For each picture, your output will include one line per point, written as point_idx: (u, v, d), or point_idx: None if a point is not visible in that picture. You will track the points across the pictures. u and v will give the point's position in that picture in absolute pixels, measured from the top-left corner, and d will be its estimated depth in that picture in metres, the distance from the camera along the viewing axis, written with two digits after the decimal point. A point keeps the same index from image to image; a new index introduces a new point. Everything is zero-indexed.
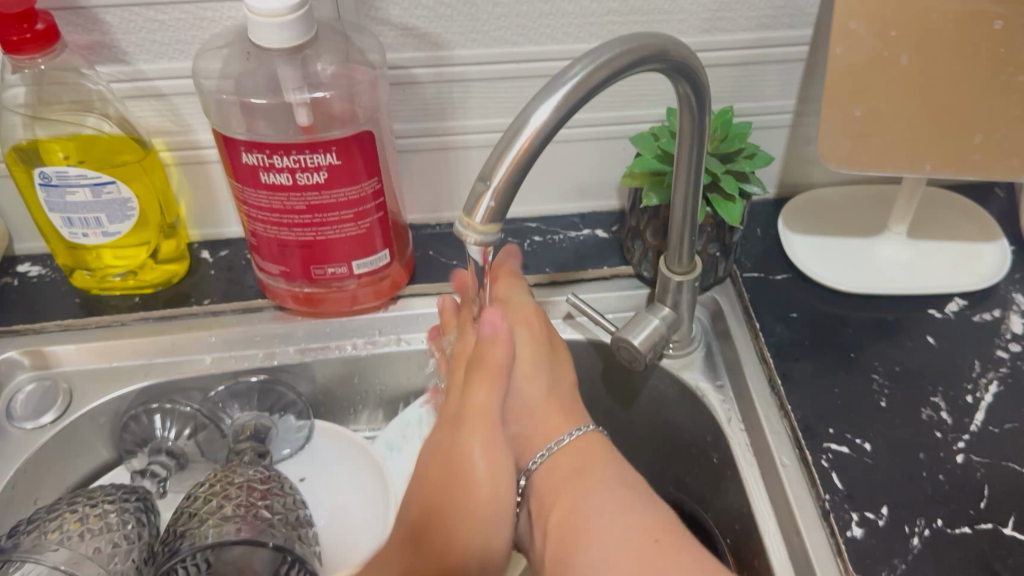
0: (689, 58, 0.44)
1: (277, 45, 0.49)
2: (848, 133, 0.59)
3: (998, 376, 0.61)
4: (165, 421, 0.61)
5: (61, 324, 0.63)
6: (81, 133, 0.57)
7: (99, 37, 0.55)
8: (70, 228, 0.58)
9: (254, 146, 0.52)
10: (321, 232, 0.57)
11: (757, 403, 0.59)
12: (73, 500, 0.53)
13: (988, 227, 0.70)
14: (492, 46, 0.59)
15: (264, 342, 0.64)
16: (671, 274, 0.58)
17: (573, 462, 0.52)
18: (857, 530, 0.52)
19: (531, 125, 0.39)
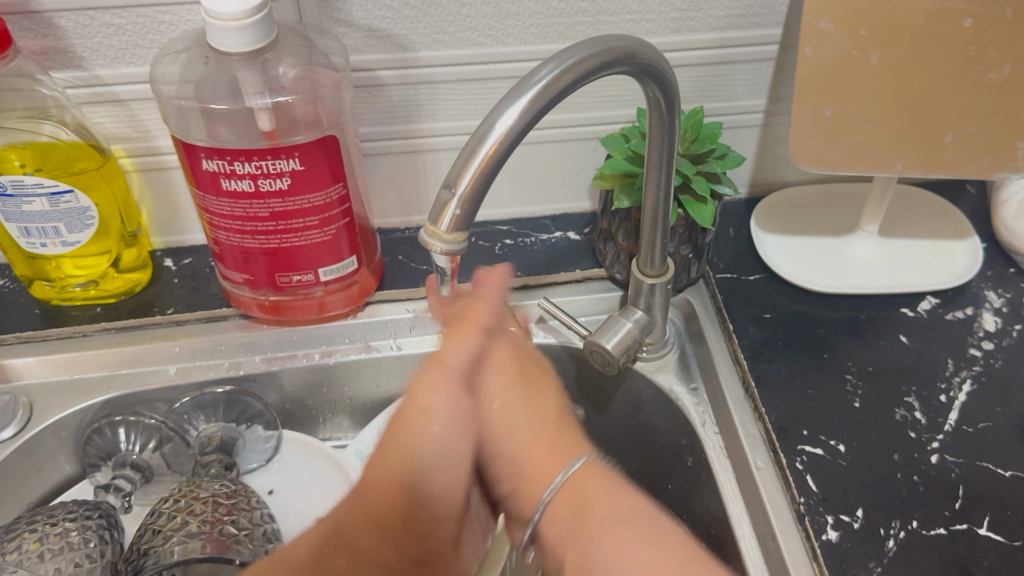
0: (657, 58, 0.43)
1: (236, 50, 0.48)
2: (818, 133, 0.58)
3: (971, 374, 0.61)
4: (130, 435, 0.60)
5: (20, 336, 0.62)
6: (37, 141, 0.55)
7: (53, 42, 0.53)
8: (27, 238, 0.57)
9: (215, 152, 0.50)
10: (285, 239, 0.55)
11: (732, 406, 0.59)
12: (33, 519, 0.52)
13: (959, 225, 0.70)
14: (458, 47, 0.58)
15: (229, 351, 0.63)
16: (643, 278, 0.58)
17: (578, 502, 0.47)
18: (833, 534, 0.51)
19: (495, 132, 0.38)
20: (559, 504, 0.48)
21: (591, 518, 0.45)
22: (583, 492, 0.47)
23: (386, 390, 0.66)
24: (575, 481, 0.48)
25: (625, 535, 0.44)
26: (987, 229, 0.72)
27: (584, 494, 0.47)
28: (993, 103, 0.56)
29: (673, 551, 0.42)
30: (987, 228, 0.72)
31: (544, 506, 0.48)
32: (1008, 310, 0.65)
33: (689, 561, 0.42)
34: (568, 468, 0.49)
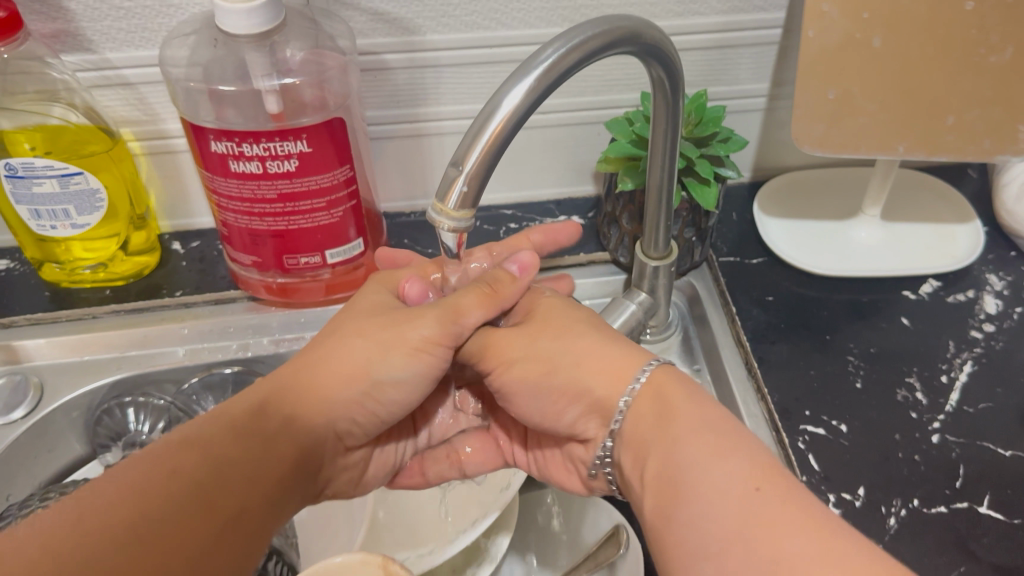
0: (662, 39, 0.43)
1: (245, 32, 0.48)
2: (821, 115, 0.59)
3: (972, 356, 0.61)
4: (139, 416, 0.60)
5: (31, 319, 0.62)
6: (47, 123, 0.56)
7: (63, 25, 0.54)
8: (37, 220, 0.57)
9: (223, 134, 0.51)
10: (292, 221, 0.56)
11: (735, 387, 0.60)
12: (45, 496, 0.52)
13: (961, 209, 0.70)
14: (463, 31, 0.58)
15: (237, 333, 0.64)
16: (647, 260, 0.58)
17: (660, 407, 0.39)
18: (834, 511, 0.52)
19: (502, 110, 0.38)
20: (639, 408, 0.40)
21: (673, 418, 0.38)
22: (662, 390, 0.40)
23: None
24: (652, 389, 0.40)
25: (710, 437, 0.37)
26: (988, 213, 0.72)
27: (664, 393, 0.40)
28: (994, 86, 0.56)
29: (758, 459, 0.35)
30: (989, 213, 0.72)
31: (623, 410, 0.41)
32: (1009, 293, 0.66)
33: (775, 473, 0.35)
34: (645, 366, 0.41)
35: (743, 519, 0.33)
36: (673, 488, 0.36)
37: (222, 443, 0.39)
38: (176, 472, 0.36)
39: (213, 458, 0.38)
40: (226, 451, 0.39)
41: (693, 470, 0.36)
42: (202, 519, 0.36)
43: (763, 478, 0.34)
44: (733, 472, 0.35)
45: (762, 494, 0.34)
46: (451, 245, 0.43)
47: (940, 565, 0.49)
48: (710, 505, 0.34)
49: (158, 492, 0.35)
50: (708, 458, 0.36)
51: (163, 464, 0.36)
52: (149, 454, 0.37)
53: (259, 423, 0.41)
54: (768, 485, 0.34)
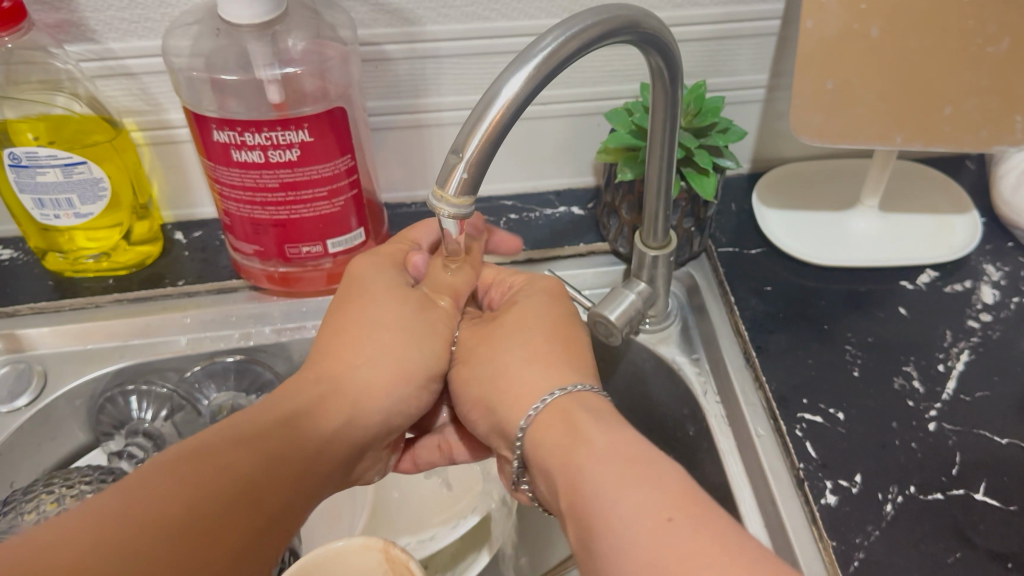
0: (661, 28, 0.44)
1: (247, 21, 0.49)
2: (819, 105, 0.59)
3: (969, 345, 0.62)
4: (142, 404, 0.61)
5: (35, 308, 0.63)
6: (50, 113, 0.56)
7: (67, 16, 0.54)
8: (41, 209, 0.58)
9: (225, 123, 0.51)
10: (294, 210, 0.56)
11: (733, 375, 0.60)
12: (50, 482, 0.53)
13: (958, 200, 0.70)
14: (464, 22, 0.58)
15: (239, 322, 0.64)
16: (647, 250, 0.59)
17: (571, 435, 0.41)
18: (831, 498, 0.52)
19: (502, 97, 0.38)
20: (547, 437, 0.42)
21: (582, 450, 0.39)
22: (574, 418, 0.41)
23: None
24: (565, 413, 0.42)
25: (620, 465, 0.38)
26: (986, 205, 0.73)
27: (577, 424, 0.41)
28: (992, 77, 0.57)
29: (670, 487, 0.36)
30: (987, 204, 0.73)
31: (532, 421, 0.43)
32: (1006, 283, 0.66)
33: (688, 499, 0.35)
34: (557, 391, 0.43)
35: (655, 548, 0.33)
36: (589, 517, 0.37)
37: (269, 442, 0.40)
38: (228, 471, 0.38)
39: (264, 458, 0.39)
40: (276, 450, 0.40)
41: (602, 503, 0.36)
42: (239, 509, 0.37)
43: (675, 508, 0.34)
44: (644, 504, 0.35)
45: (670, 523, 0.34)
46: (452, 228, 0.43)
47: (936, 551, 0.50)
48: (626, 530, 0.35)
49: (202, 478, 0.36)
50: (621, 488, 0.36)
51: (213, 461, 0.38)
52: (200, 447, 0.38)
53: (302, 422, 0.42)
54: (680, 516, 0.34)
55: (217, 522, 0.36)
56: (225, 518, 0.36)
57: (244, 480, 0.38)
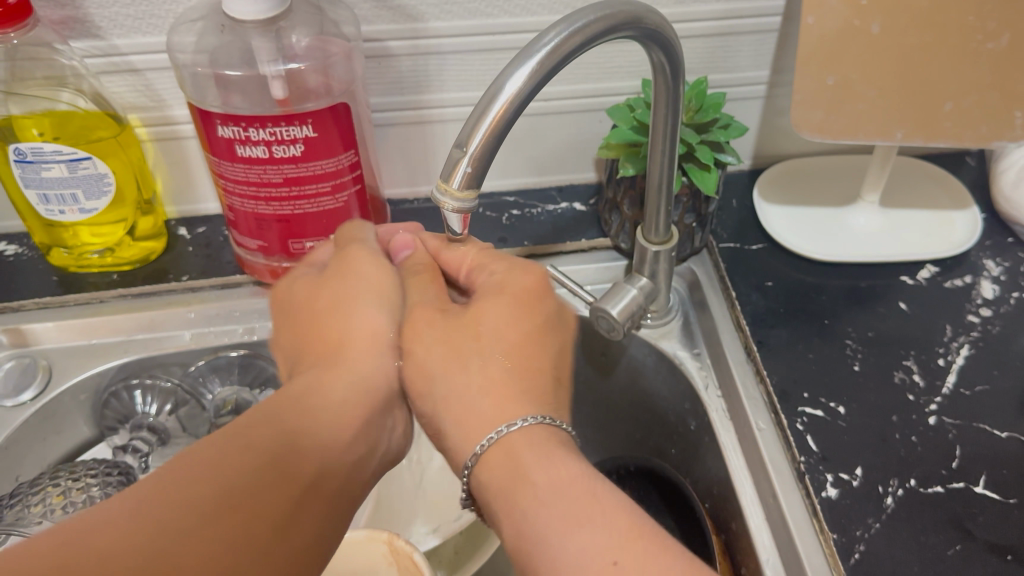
0: (662, 24, 0.44)
1: (251, 18, 0.49)
2: (820, 102, 0.59)
3: (969, 340, 0.62)
4: (146, 398, 0.62)
5: (39, 303, 0.63)
6: (55, 109, 0.56)
7: (72, 12, 0.54)
8: (46, 205, 0.58)
9: (229, 119, 0.52)
10: (298, 205, 0.57)
11: (734, 370, 0.60)
12: (55, 474, 0.54)
13: (958, 196, 0.71)
14: (466, 18, 0.59)
15: (243, 317, 0.65)
16: (648, 244, 0.59)
17: (511, 468, 0.39)
18: (832, 491, 0.53)
19: (506, 92, 0.39)
20: (489, 478, 0.40)
21: (526, 491, 0.39)
22: (515, 457, 0.40)
23: None
24: (512, 444, 0.40)
25: (566, 505, 0.38)
26: (986, 200, 0.73)
27: (517, 462, 0.39)
28: (992, 72, 0.57)
29: (615, 524, 0.37)
30: (987, 200, 0.73)
31: (479, 452, 0.41)
32: (1006, 278, 0.67)
33: (633, 538, 0.36)
34: (500, 429, 0.40)
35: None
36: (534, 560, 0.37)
37: (289, 422, 0.39)
38: (245, 451, 0.37)
39: (283, 435, 0.38)
40: (294, 430, 0.39)
41: (548, 552, 0.37)
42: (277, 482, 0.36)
43: (619, 551, 0.35)
44: (594, 550, 0.36)
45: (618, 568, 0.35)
46: (458, 223, 0.44)
47: (936, 544, 0.50)
48: None
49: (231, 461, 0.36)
50: (568, 533, 0.37)
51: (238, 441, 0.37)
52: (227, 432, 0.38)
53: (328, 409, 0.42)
54: (625, 558, 0.35)
55: (240, 497, 0.35)
56: (250, 491, 0.35)
57: (265, 455, 0.37)
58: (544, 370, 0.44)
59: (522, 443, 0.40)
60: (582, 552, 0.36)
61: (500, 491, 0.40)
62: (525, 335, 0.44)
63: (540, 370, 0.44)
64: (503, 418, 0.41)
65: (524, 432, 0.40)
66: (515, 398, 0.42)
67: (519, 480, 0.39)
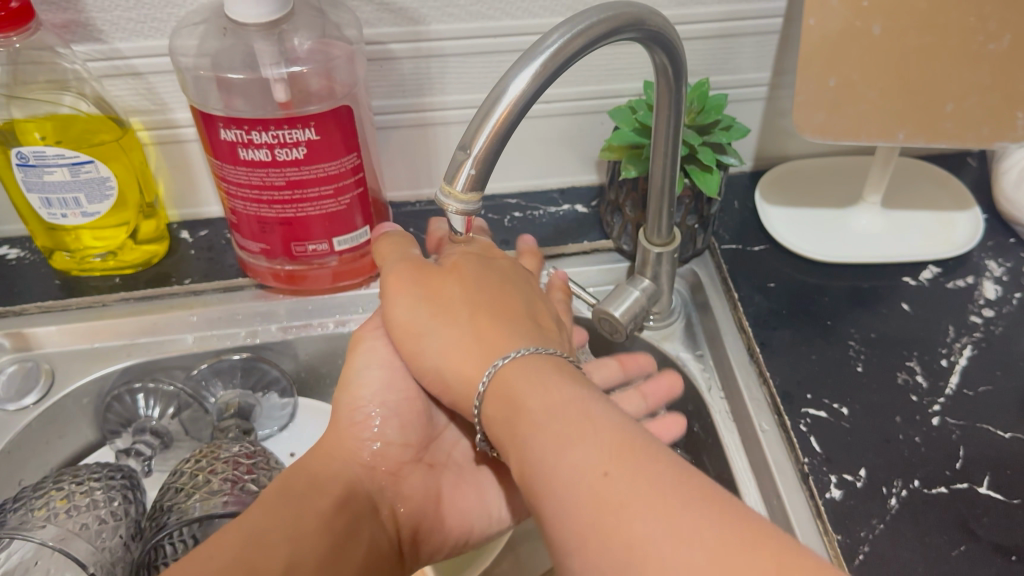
0: (665, 25, 0.44)
1: (253, 21, 0.49)
2: (821, 103, 0.60)
3: (972, 340, 0.62)
4: (149, 401, 0.61)
5: (41, 307, 0.63)
6: (58, 112, 0.57)
7: (74, 16, 0.54)
8: (48, 208, 0.58)
9: (232, 122, 0.52)
10: (300, 208, 0.57)
11: (737, 371, 0.61)
12: (59, 478, 0.53)
13: (960, 197, 0.71)
14: (469, 21, 0.59)
15: (245, 320, 0.64)
16: (651, 246, 0.59)
17: (508, 398, 0.39)
18: (836, 492, 0.53)
19: (509, 93, 0.39)
20: (490, 412, 0.40)
21: (523, 417, 0.38)
22: (510, 388, 0.39)
23: None
24: (506, 374, 0.40)
25: (558, 425, 0.36)
26: (988, 201, 0.73)
27: (511, 391, 0.39)
28: (993, 74, 0.57)
29: (605, 438, 0.35)
30: (988, 201, 0.73)
31: (484, 386, 0.40)
32: (1008, 279, 0.67)
33: (624, 449, 0.34)
34: (495, 364, 0.40)
35: (594, 509, 0.33)
36: (532, 486, 0.36)
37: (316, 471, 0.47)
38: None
39: (250, 538, 0.40)
40: (262, 532, 0.41)
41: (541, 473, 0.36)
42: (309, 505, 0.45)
43: (610, 461, 0.34)
44: (582, 462, 0.34)
45: (605, 475, 0.33)
46: (461, 225, 0.44)
47: (941, 544, 0.50)
48: (563, 500, 0.34)
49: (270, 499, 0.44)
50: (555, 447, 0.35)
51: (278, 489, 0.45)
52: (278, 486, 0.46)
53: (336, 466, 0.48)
54: (616, 469, 0.34)
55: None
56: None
57: (235, 558, 0.39)
58: (532, 317, 0.45)
59: (515, 373, 0.39)
60: (574, 467, 0.34)
61: (503, 421, 0.39)
62: (505, 284, 0.46)
63: (528, 313, 0.45)
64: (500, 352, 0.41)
65: (518, 364, 0.40)
66: (506, 332, 0.42)
67: (517, 409, 0.38)
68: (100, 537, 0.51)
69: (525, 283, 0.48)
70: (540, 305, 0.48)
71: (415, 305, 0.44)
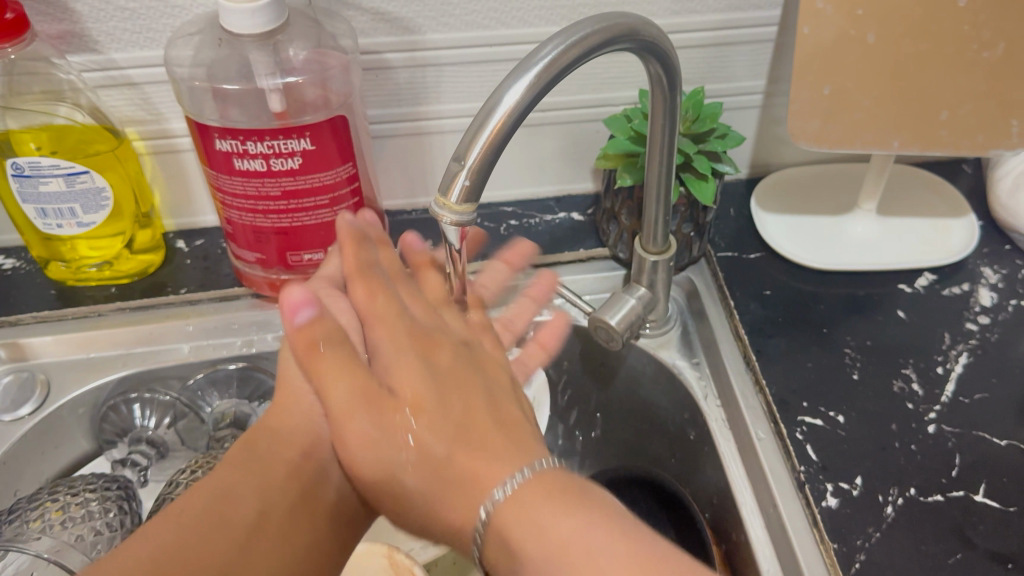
0: (659, 36, 0.44)
1: (248, 32, 0.49)
2: (817, 111, 0.60)
3: (968, 347, 0.62)
4: (145, 411, 0.62)
5: (37, 316, 0.63)
6: (53, 123, 0.57)
7: (69, 27, 0.54)
8: (44, 219, 0.58)
9: (228, 132, 0.52)
10: (296, 218, 0.57)
11: (733, 379, 0.61)
12: (54, 490, 0.53)
13: (956, 204, 0.71)
14: (464, 30, 0.59)
15: (242, 329, 0.65)
16: (647, 255, 0.59)
17: (525, 526, 0.39)
18: (832, 500, 0.53)
19: (503, 106, 0.39)
20: (512, 536, 0.39)
21: (546, 546, 0.38)
22: (516, 512, 0.40)
23: None
24: (517, 496, 0.40)
25: (586, 552, 0.37)
26: (983, 208, 0.73)
27: (534, 515, 0.39)
28: (988, 82, 0.57)
29: (631, 558, 0.37)
30: (984, 207, 0.73)
31: (488, 512, 0.40)
32: (1004, 285, 0.67)
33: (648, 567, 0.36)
34: (505, 485, 0.40)
35: None
36: None
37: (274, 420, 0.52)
38: (164, 546, 0.43)
39: (217, 493, 0.47)
40: (229, 489, 0.47)
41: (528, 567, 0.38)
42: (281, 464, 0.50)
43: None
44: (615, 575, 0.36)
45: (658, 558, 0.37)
46: (458, 235, 0.44)
47: (937, 552, 0.50)
48: None
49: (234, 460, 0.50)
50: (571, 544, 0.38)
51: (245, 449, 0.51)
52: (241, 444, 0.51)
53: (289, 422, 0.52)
54: None
55: (177, 560, 0.43)
56: (175, 553, 0.43)
57: (198, 518, 0.45)
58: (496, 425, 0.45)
59: (531, 493, 0.40)
60: None
61: (517, 535, 0.39)
62: (470, 406, 0.46)
63: (497, 425, 0.45)
64: (498, 475, 0.41)
65: (523, 477, 0.41)
66: (489, 457, 0.43)
67: (535, 536, 0.38)
68: (96, 549, 0.51)
69: (485, 390, 0.48)
70: (505, 399, 0.49)
71: (393, 459, 0.44)
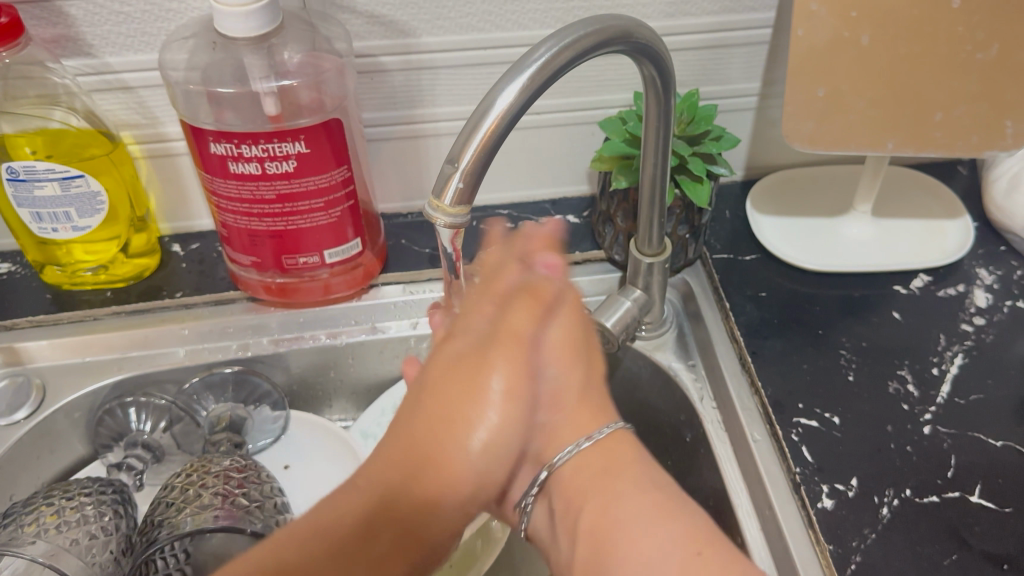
0: (652, 38, 0.44)
1: (242, 35, 0.49)
2: (811, 113, 0.60)
3: (963, 348, 0.62)
4: (141, 415, 0.61)
5: (33, 321, 0.63)
6: (48, 127, 0.57)
7: (64, 31, 0.55)
8: (39, 223, 0.58)
9: (222, 136, 0.52)
10: (291, 221, 0.57)
11: (729, 381, 0.61)
12: (49, 494, 0.53)
13: (951, 205, 0.71)
14: (459, 33, 0.59)
15: (237, 333, 0.65)
16: (642, 257, 0.59)
17: (605, 463, 0.48)
18: (828, 502, 0.53)
19: (497, 107, 0.39)
20: (576, 465, 0.49)
21: (617, 475, 0.47)
22: (609, 451, 0.49)
23: (389, 370, 0.68)
24: (610, 443, 0.50)
25: (647, 498, 0.45)
26: (978, 209, 0.73)
27: (612, 455, 0.49)
28: (981, 82, 0.57)
29: (681, 534, 0.43)
30: (979, 208, 0.73)
31: (570, 453, 0.49)
32: (999, 286, 0.67)
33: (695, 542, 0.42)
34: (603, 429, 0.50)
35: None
36: (606, 540, 0.44)
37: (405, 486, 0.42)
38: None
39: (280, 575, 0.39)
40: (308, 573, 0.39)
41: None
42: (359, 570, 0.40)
43: (701, 545, 0.42)
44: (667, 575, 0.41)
45: (703, 558, 0.41)
46: (450, 237, 0.44)
47: (933, 553, 0.50)
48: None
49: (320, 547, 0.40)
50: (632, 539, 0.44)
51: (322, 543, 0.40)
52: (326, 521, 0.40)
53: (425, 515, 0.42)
54: (707, 550, 0.42)
55: None
56: None
57: None
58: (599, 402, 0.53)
59: (622, 439, 0.50)
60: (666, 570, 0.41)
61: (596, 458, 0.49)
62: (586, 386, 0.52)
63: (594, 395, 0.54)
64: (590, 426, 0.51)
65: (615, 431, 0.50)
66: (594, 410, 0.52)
67: (612, 467, 0.48)
68: (91, 552, 0.51)
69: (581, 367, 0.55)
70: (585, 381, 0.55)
71: (556, 378, 0.51)
